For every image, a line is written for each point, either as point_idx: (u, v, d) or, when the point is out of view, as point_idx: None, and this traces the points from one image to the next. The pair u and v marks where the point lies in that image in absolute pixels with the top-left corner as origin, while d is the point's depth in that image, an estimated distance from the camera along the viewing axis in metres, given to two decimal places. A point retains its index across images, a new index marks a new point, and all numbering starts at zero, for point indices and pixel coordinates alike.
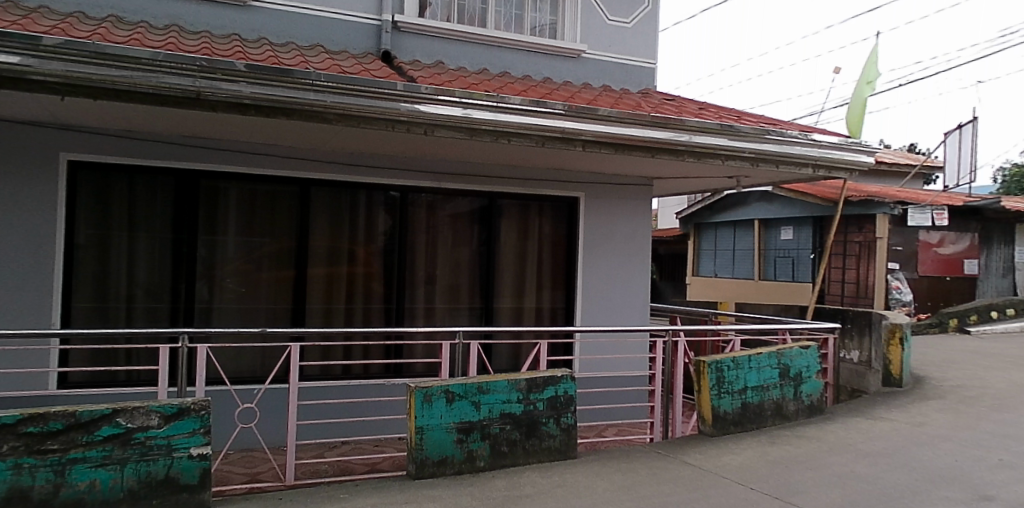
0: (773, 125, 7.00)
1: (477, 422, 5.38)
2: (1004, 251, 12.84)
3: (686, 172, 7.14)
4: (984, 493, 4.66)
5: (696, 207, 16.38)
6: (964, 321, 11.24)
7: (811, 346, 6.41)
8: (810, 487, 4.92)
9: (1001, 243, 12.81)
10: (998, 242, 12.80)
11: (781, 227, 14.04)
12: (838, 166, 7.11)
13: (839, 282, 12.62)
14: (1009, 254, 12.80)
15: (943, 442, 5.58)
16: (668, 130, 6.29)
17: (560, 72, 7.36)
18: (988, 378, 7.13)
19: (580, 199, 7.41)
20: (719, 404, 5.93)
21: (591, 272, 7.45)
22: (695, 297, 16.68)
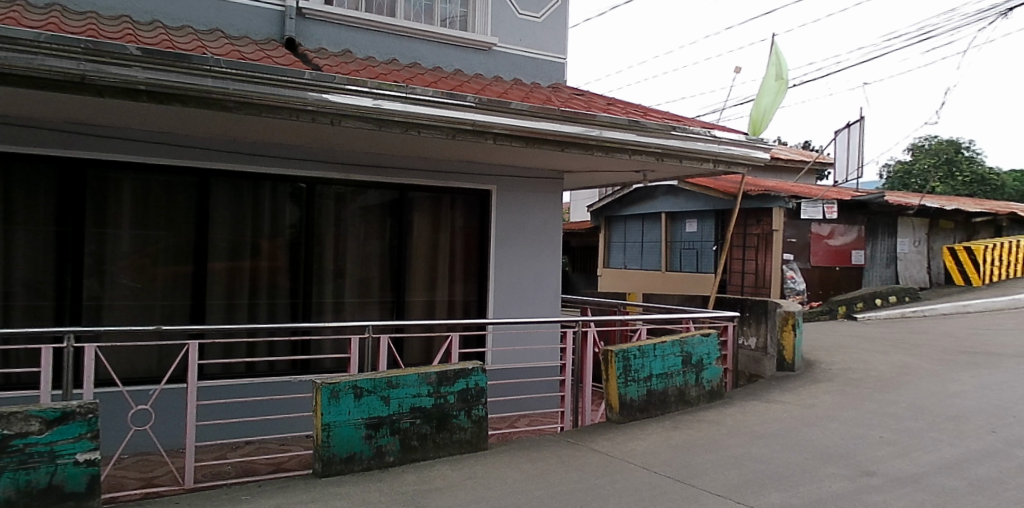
0: (677, 121, 7.22)
1: (387, 417, 5.33)
2: (886, 242, 13.70)
3: (596, 166, 7.28)
4: (866, 469, 5.00)
5: (607, 201, 16.71)
6: (851, 308, 11.99)
7: (711, 334, 6.69)
8: (709, 469, 5.14)
9: (884, 235, 13.69)
10: (882, 235, 13.67)
11: (687, 220, 14.54)
12: (737, 161, 7.42)
13: (739, 273, 13.21)
14: (891, 246, 13.72)
15: (830, 422, 5.95)
16: (578, 124, 6.40)
17: (471, 65, 7.34)
18: (871, 361, 7.65)
19: (492, 192, 7.43)
20: (626, 392, 6.10)
21: (503, 265, 7.48)
22: (605, 289, 17.04)
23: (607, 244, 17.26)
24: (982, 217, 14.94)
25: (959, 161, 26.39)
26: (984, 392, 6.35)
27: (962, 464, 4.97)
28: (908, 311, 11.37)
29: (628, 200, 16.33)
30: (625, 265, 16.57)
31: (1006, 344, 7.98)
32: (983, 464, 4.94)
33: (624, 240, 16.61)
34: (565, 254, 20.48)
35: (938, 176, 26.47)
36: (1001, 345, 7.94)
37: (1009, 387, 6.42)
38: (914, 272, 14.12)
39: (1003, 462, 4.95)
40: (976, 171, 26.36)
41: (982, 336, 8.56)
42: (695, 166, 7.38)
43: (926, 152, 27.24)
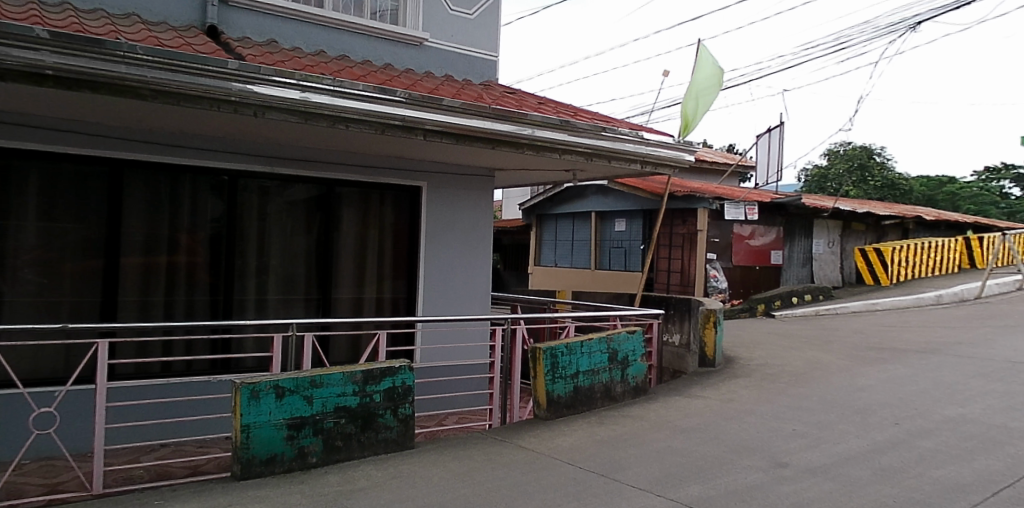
0: (607, 122, 7.33)
1: (309, 417, 5.21)
2: (802, 243, 14.32)
3: (526, 165, 7.32)
4: (780, 461, 5.21)
5: (538, 200, 16.84)
6: (770, 306, 12.44)
7: (637, 331, 6.84)
8: (632, 464, 5.24)
9: (801, 236, 14.29)
10: (800, 236, 14.27)
11: (616, 219, 14.81)
12: (663, 162, 7.59)
13: (665, 271, 13.55)
14: (807, 246, 14.34)
15: (748, 416, 6.17)
16: (510, 122, 6.41)
17: (402, 59, 7.25)
18: (786, 357, 7.98)
19: (423, 188, 7.37)
20: (553, 389, 6.16)
21: (432, 262, 7.43)
22: (536, 287, 17.17)
23: (538, 242, 17.39)
24: (891, 220, 15.82)
25: (872, 166, 27.87)
26: (888, 386, 6.72)
27: (867, 454, 5.24)
28: (821, 309, 11.92)
29: (560, 199, 16.49)
30: (555, 262, 16.75)
31: (908, 340, 8.48)
32: (886, 454, 5.23)
33: (555, 238, 16.78)
34: (498, 251, 20.52)
35: (852, 180, 27.86)
36: (904, 341, 8.43)
37: (911, 380, 6.82)
38: (828, 271, 14.82)
39: (904, 452, 5.25)
40: (887, 176, 27.89)
41: (887, 332, 9.06)
42: (624, 167, 7.51)
43: (842, 157, 28.63)
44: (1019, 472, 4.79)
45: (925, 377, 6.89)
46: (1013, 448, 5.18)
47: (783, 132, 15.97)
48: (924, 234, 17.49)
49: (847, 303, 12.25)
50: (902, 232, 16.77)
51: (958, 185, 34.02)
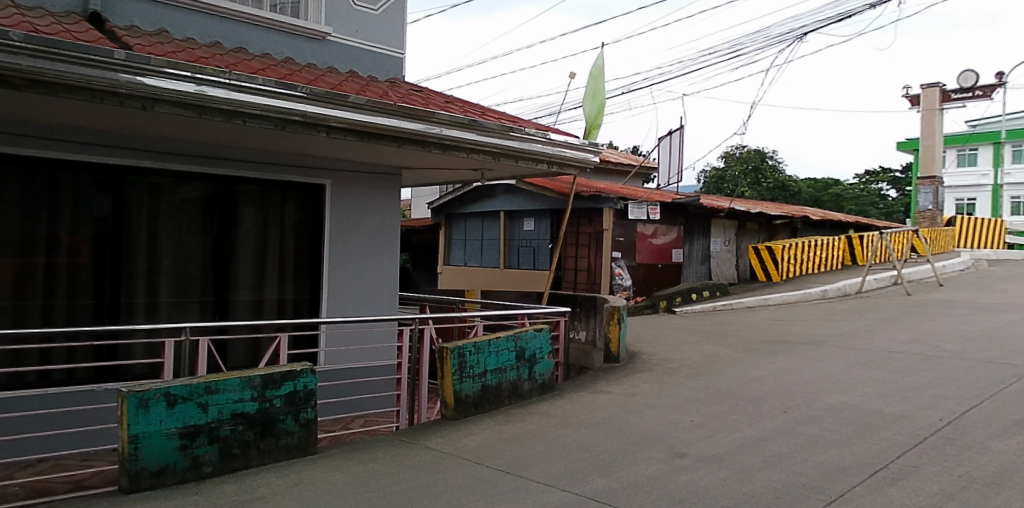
0: (514, 122, 7.38)
1: (204, 425, 4.97)
2: (702, 242, 14.95)
3: (434, 164, 7.28)
4: (678, 451, 5.41)
5: (447, 199, 16.79)
6: (671, 302, 12.83)
7: (544, 329, 6.90)
8: (538, 460, 5.30)
9: (700, 235, 14.91)
10: (699, 235, 14.89)
11: (525, 218, 14.96)
12: (569, 163, 7.72)
13: (573, 270, 13.81)
14: (706, 245, 14.98)
15: (649, 409, 6.38)
16: (417, 121, 6.35)
17: (303, 54, 7.05)
18: (685, 351, 8.30)
19: (327, 186, 7.19)
20: (461, 388, 6.15)
21: (337, 263, 7.26)
22: (445, 286, 17.12)
23: (447, 241, 17.31)
24: (783, 219, 16.78)
25: (764, 169, 29.51)
26: (778, 376, 7.11)
27: (759, 442, 5.52)
28: (719, 305, 12.47)
29: (470, 198, 16.49)
30: (464, 262, 16.75)
31: (795, 332, 9.02)
32: (776, 441, 5.53)
33: (464, 237, 16.78)
34: (406, 251, 20.34)
35: (747, 181, 29.32)
36: (791, 334, 8.96)
37: (797, 370, 7.24)
38: (725, 269, 15.57)
39: (791, 438, 5.56)
40: (777, 178, 29.54)
41: (776, 326, 9.60)
42: (530, 166, 7.59)
43: (738, 160, 30.07)
44: (893, 454, 5.18)
45: (810, 367, 7.34)
46: (887, 432, 5.58)
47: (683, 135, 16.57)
48: (812, 233, 18.66)
49: (743, 298, 12.88)
50: (791, 231, 17.82)
51: (842, 186, 36.44)
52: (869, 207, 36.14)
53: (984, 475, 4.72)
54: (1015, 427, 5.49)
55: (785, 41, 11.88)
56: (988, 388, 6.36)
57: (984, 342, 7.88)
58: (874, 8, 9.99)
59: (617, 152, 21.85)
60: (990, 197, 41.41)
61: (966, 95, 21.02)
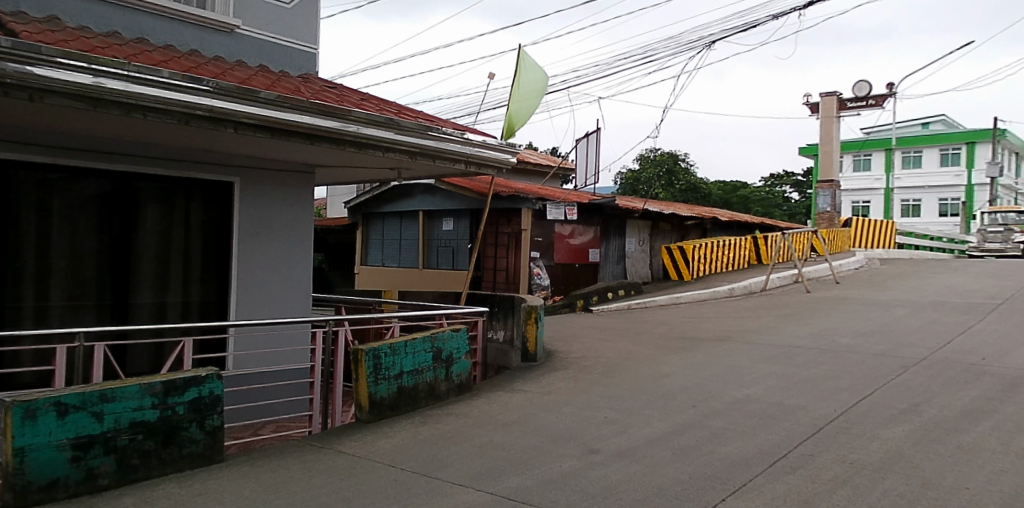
0: (431, 121, 7.33)
1: (99, 435, 4.68)
2: (618, 242, 15.31)
3: (349, 162, 7.14)
4: (591, 447, 5.52)
5: (365, 197, 16.54)
6: (589, 301, 13.05)
7: (461, 329, 6.89)
8: (454, 461, 5.29)
9: (616, 235, 15.25)
10: (615, 235, 15.23)
11: (443, 218, 14.91)
12: (486, 163, 7.73)
13: (491, 270, 13.87)
14: (621, 244, 15.35)
15: (564, 406, 6.47)
16: (331, 118, 6.21)
17: (210, 47, 6.78)
18: (600, 348, 8.48)
19: (235, 184, 6.95)
20: (376, 391, 6.07)
21: (246, 263, 7.02)
22: (364, 287, 16.87)
23: (365, 241, 17.07)
24: (694, 220, 17.39)
25: (677, 171, 30.50)
26: (687, 372, 7.36)
27: (668, 436, 5.70)
28: (633, 303, 12.79)
29: (389, 198, 16.27)
30: (383, 262, 16.51)
31: (702, 329, 9.37)
32: (684, 435, 5.72)
33: (383, 237, 16.54)
34: (322, 251, 19.89)
35: (661, 183, 30.24)
36: (700, 330, 9.29)
37: (705, 366, 7.52)
38: (639, 268, 15.99)
39: (699, 432, 5.77)
40: (689, 180, 30.80)
41: (686, 323, 9.95)
42: (447, 166, 7.56)
43: (652, 162, 30.94)
44: (792, 443, 5.45)
45: (717, 363, 7.63)
46: (787, 423, 5.87)
47: (599, 137, 16.89)
48: (721, 233, 19.40)
49: (655, 297, 13.26)
50: (702, 232, 18.48)
51: (750, 190, 38.13)
52: (773, 209, 38.02)
53: (872, 461, 5.03)
54: (901, 415, 5.88)
55: (697, 48, 12.30)
56: (876, 379, 6.79)
57: (873, 336, 8.41)
58: (775, 19, 10.47)
59: (537, 153, 22.07)
60: (884, 200, 44.24)
61: (861, 104, 22.32)
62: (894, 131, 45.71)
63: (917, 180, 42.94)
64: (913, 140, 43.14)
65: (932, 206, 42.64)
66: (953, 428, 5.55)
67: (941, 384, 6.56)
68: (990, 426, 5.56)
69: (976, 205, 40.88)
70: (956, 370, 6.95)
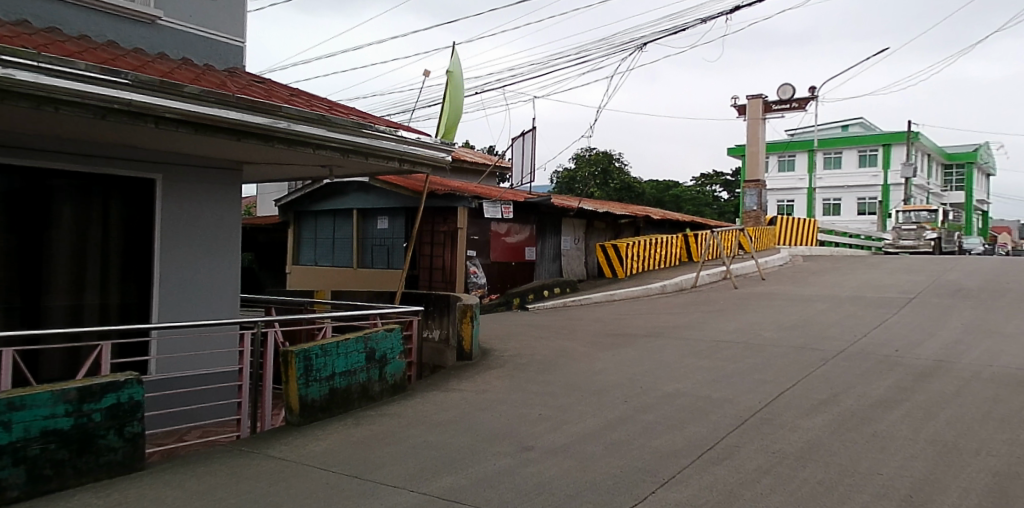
0: (363, 118, 7.23)
1: (7, 446, 4.41)
2: (553, 240, 15.51)
3: (278, 159, 6.97)
4: (526, 445, 5.55)
5: (296, 195, 16.20)
6: (524, 299, 13.15)
7: (395, 329, 6.85)
8: (387, 462, 5.23)
9: (551, 234, 15.45)
10: (550, 233, 15.43)
11: (378, 217, 14.74)
12: (420, 161, 7.68)
13: (427, 269, 13.78)
14: (556, 243, 15.55)
15: (499, 404, 6.49)
16: (260, 114, 6.04)
17: (130, 38, 6.52)
18: (534, 346, 8.55)
19: (157, 181, 6.70)
20: (307, 393, 5.95)
21: (169, 263, 6.77)
22: (296, 287, 16.51)
23: (297, 240, 16.73)
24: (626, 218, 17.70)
25: (611, 171, 31.02)
26: (620, 368, 7.48)
27: (601, 431, 5.79)
28: (567, 301, 12.94)
29: (322, 195, 15.95)
30: (318, 261, 16.18)
31: (634, 326, 9.56)
32: (616, 430, 5.81)
33: (317, 236, 16.20)
34: (252, 250, 19.33)
35: (595, 182, 30.67)
36: (633, 327, 9.47)
37: (637, 362, 7.68)
38: (574, 266, 16.23)
39: (630, 426, 5.87)
40: (622, 178, 31.52)
41: (618, 320, 10.13)
42: (381, 164, 7.46)
43: (587, 161, 31.33)
44: (719, 435, 5.62)
45: (648, 358, 7.80)
46: (714, 415, 6.05)
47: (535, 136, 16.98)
48: (653, 231, 19.80)
49: (589, 295, 13.45)
50: (636, 230, 18.82)
51: (682, 189, 39.11)
52: (702, 207, 39.09)
53: (794, 450, 5.24)
54: (821, 405, 6.14)
55: (627, 51, 12.54)
56: (798, 371, 7.07)
57: (794, 330, 8.74)
58: (703, 22, 10.76)
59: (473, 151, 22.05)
60: (808, 199, 46.11)
61: (785, 106, 23.15)
62: (817, 133, 47.63)
63: (835, 180, 44.88)
64: (836, 142, 45.06)
65: (852, 205, 44.68)
66: (868, 417, 5.83)
67: (857, 375, 6.88)
68: (902, 414, 5.86)
69: (893, 204, 43.05)
70: (871, 361, 7.30)
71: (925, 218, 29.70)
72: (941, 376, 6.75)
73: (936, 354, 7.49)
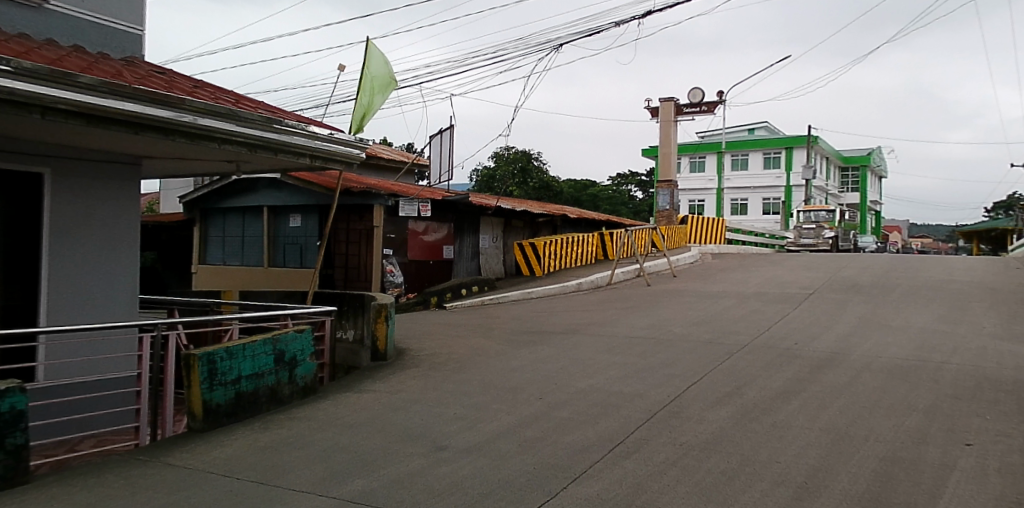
0: (272, 112, 7.02)
1: None
2: (471, 239, 15.52)
3: (180, 153, 6.68)
4: (439, 444, 5.52)
5: (204, 191, 15.56)
6: (443, 298, 13.09)
7: (305, 330, 6.72)
8: (296, 467, 5.09)
9: (469, 232, 15.46)
10: (468, 232, 15.44)
11: (290, 214, 14.36)
12: (332, 157, 7.53)
13: (342, 268, 13.56)
14: (475, 241, 15.58)
15: (413, 405, 6.44)
16: (161, 106, 5.74)
17: (12, 22, 6.07)
18: (450, 345, 8.54)
19: (45, 176, 6.28)
20: (211, 397, 5.72)
21: (58, 263, 6.36)
22: (204, 286, 15.88)
23: (205, 238, 16.09)
24: (544, 217, 17.90)
25: (529, 170, 31.36)
26: (535, 365, 7.55)
27: (515, 428, 5.83)
28: (485, 299, 12.96)
29: (231, 191, 15.30)
30: (228, 260, 15.58)
31: (548, 323, 9.68)
32: (530, 426, 5.87)
33: (228, 234, 15.57)
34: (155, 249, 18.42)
35: (514, 181, 30.89)
36: (547, 324, 9.59)
37: (551, 359, 7.77)
38: (493, 264, 16.32)
39: (544, 423, 5.94)
40: (541, 178, 31.93)
41: (534, 317, 10.23)
42: (291, 160, 7.27)
43: (505, 160, 31.52)
44: (630, 429, 5.75)
45: (561, 355, 7.92)
46: (625, 410, 6.19)
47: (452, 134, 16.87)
48: (571, 230, 20.08)
49: (507, 293, 13.53)
50: (553, 228, 19.08)
51: (599, 189, 39.95)
52: (618, 207, 40.14)
53: (699, 442, 5.42)
54: (725, 397, 6.38)
55: (542, 51, 12.66)
56: (705, 365, 7.33)
57: (700, 326, 9.07)
58: (615, 25, 11.01)
59: (391, 149, 21.77)
60: (718, 199, 47.95)
61: (695, 109, 23.96)
62: (727, 135, 49.49)
63: (744, 181, 46.83)
64: (746, 145, 47.01)
65: (757, 206, 46.80)
66: (769, 408, 6.10)
67: (759, 368, 7.20)
68: (799, 404, 6.17)
69: (798, 204, 45.36)
70: (773, 354, 7.66)
71: (823, 217, 31.45)
72: (835, 367, 7.15)
73: (831, 346, 7.93)
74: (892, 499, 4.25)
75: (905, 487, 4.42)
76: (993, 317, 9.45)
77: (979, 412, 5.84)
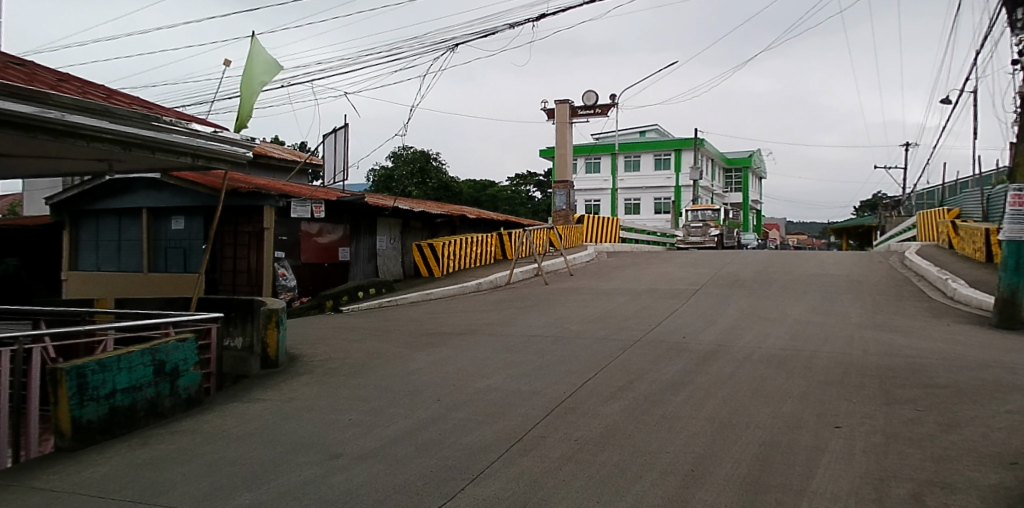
0: (148, 108, 6.62)
1: None
2: (368, 240, 15.24)
3: (43, 150, 6.17)
4: (334, 452, 5.40)
5: (73, 192, 14.46)
6: (338, 301, 12.80)
7: (188, 339, 6.42)
8: (177, 484, 4.82)
9: (366, 234, 15.16)
10: (364, 234, 15.13)
11: (172, 216, 13.62)
12: (215, 156, 7.20)
13: (231, 272, 12.99)
14: (371, 243, 15.29)
15: (306, 413, 6.26)
16: (25, 101, 5.24)
17: None
18: (344, 349, 8.36)
19: None
20: (80, 414, 5.33)
21: None
22: (76, 294, 14.76)
23: (76, 243, 14.96)
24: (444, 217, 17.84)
25: (427, 170, 31.18)
26: (433, 367, 7.53)
27: (412, 432, 5.78)
28: (383, 301, 12.77)
29: (106, 192, 14.30)
30: (103, 266, 14.55)
31: (445, 324, 9.66)
32: (429, 429, 5.84)
33: (102, 237, 14.55)
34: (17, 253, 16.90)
35: (412, 181, 30.59)
36: (443, 326, 9.57)
37: (448, 360, 7.77)
38: (391, 266, 16.07)
39: (442, 425, 5.92)
40: (440, 178, 31.81)
41: (430, 319, 10.19)
42: (169, 158, 6.89)
43: (403, 160, 31.13)
44: (526, 427, 5.84)
45: (458, 356, 7.93)
46: (522, 408, 6.27)
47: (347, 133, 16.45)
48: (469, 230, 20.12)
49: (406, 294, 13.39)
50: (451, 229, 19.02)
51: (496, 190, 40.21)
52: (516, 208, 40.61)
53: (594, 436, 5.57)
54: (618, 392, 6.60)
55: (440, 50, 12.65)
56: (599, 361, 7.55)
57: (594, 323, 9.32)
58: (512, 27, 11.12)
59: (280, 148, 20.98)
60: (612, 198, 49.40)
61: (590, 112, 24.57)
62: (623, 137, 51.12)
63: (639, 181, 48.47)
64: (639, 146, 48.67)
65: (649, 205, 48.54)
66: (659, 400, 6.36)
67: (650, 362, 7.50)
68: (687, 395, 6.47)
69: (688, 203, 47.46)
70: (661, 348, 7.99)
71: (709, 216, 32.98)
72: (719, 359, 7.54)
73: (714, 339, 8.36)
74: (769, 481, 4.52)
75: (781, 469, 4.72)
76: (857, 307, 10.29)
77: (846, 396, 6.33)
